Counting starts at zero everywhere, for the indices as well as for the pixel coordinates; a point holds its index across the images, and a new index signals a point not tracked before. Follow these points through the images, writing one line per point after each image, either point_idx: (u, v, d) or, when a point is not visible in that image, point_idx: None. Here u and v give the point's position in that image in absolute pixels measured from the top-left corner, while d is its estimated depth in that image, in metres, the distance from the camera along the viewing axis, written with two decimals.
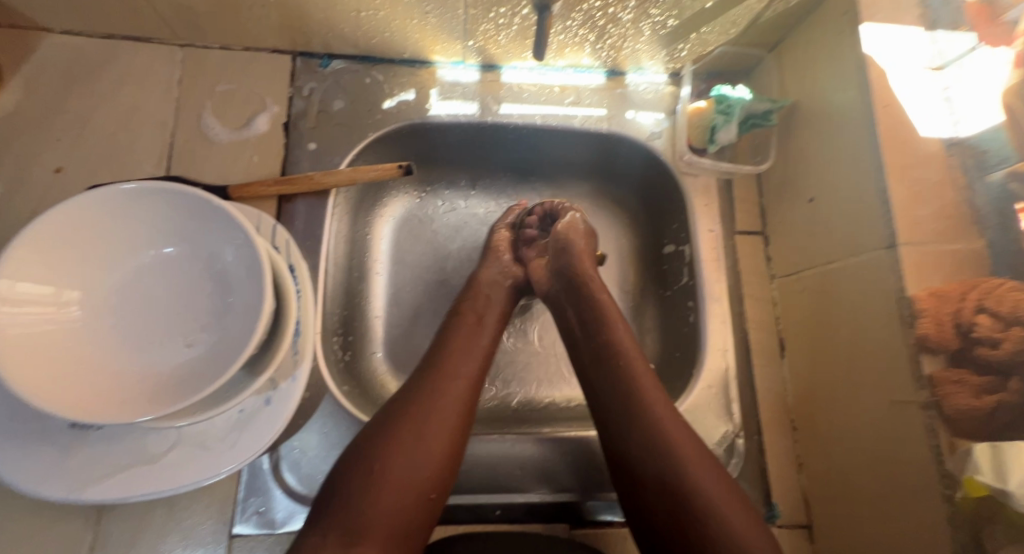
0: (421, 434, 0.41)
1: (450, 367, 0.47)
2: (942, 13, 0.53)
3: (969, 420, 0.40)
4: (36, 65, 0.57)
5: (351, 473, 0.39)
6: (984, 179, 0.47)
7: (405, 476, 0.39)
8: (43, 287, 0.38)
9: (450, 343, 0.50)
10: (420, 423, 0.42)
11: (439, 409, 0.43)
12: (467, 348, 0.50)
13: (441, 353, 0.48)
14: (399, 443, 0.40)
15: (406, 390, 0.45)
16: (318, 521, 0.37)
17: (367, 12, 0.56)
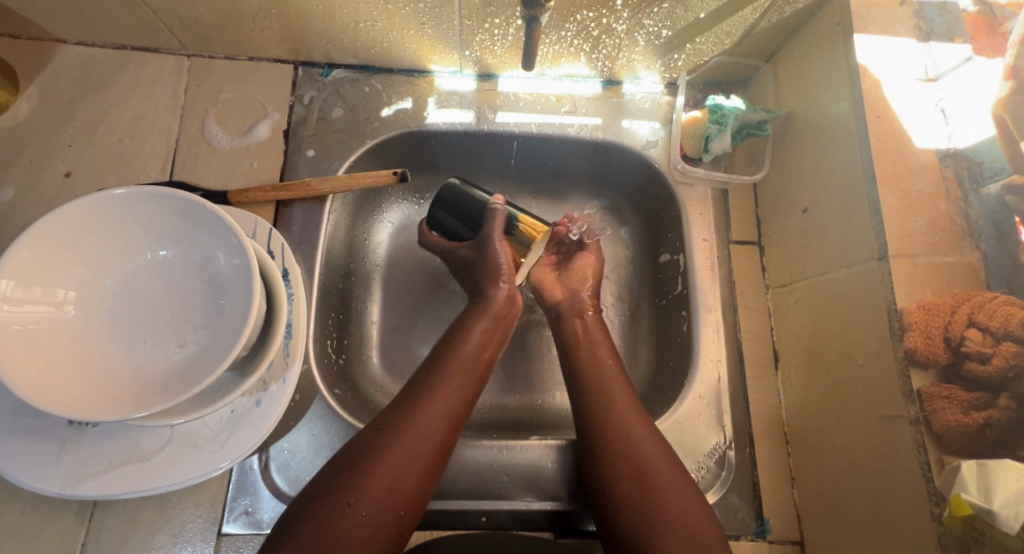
0: (395, 469, 0.41)
1: (439, 402, 0.46)
2: (938, 24, 0.52)
3: (958, 436, 0.39)
4: (50, 73, 0.60)
5: (322, 499, 0.39)
6: (980, 192, 0.46)
7: (375, 517, 0.39)
8: (41, 287, 0.39)
9: (441, 370, 0.48)
10: (400, 463, 0.42)
11: (415, 445, 0.43)
12: (460, 379, 0.48)
13: (426, 385, 0.47)
14: (370, 476, 0.40)
15: (386, 419, 0.45)
16: (283, 540, 0.37)
17: (366, 23, 0.57)
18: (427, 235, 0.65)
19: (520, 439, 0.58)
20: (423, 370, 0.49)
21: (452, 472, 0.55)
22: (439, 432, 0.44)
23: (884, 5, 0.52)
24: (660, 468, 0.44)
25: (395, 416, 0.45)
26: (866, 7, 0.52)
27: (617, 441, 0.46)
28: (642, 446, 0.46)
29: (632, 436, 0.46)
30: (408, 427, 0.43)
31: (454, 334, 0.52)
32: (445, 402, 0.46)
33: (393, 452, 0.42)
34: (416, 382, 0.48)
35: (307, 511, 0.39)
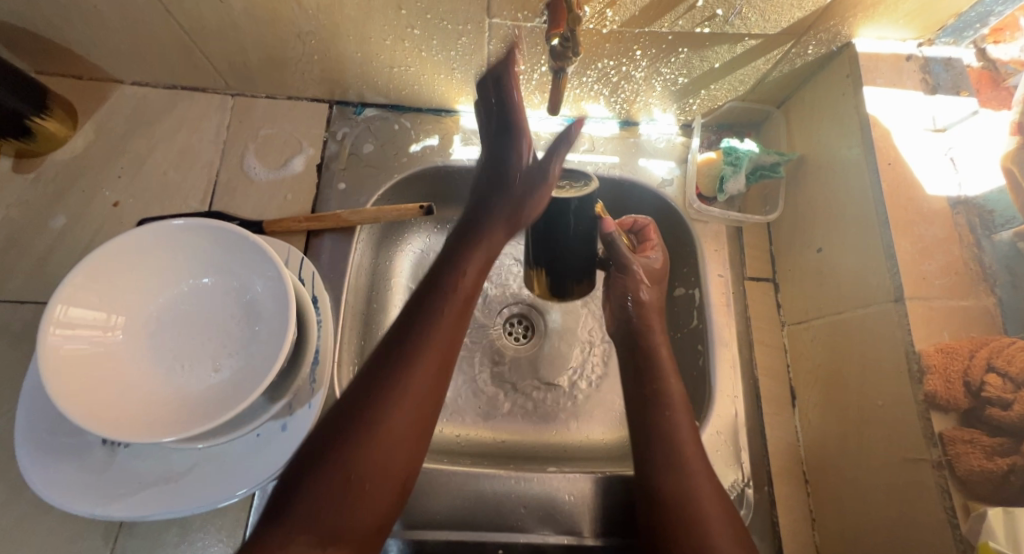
0: (390, 435, 0.40)
1: (430, 359, 0.43)
2: (944, 78, 0.54)
3: (982, 482, 0.39)
4: (106, 111, 0.64)
5: (318, 476, 0.38)
6: (992, 237, 0.47)
7: (376, 482, 0.39)
8: (92, 311, 0.42)
9: (428, 320, 0.45)
10: (397, 423, 0.40)
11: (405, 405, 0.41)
12: (448, 331, 0.45)
13: (412, 335, 0.44)
14: (369, 445, 0.39)
15: (376, 377, 0.42)
16: (283, 516, 0.37)
17: (399, 68, 0.61)
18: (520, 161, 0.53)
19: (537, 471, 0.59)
20: (409, 313, 0.46)
21: (471, 502, 0.55)
22: (429, 386, 0.43)
23: (891, 59, 0.55)
24: (695, 460, 0.47)
25: (387, 374, 0.42)
26: (875, 61, 0.54)
27: (660, 429, 0.49)
28: (688, 456, 0.47)
29: (675, 422, 0.49)
30: (402, 384, 0.41)
31: (444, 279, 0.47)
32: (438, 355, 0.44)
33: (391, 413, 0.40)
34: (404, 332, 0.44)
35: (304, 489, 0.38)
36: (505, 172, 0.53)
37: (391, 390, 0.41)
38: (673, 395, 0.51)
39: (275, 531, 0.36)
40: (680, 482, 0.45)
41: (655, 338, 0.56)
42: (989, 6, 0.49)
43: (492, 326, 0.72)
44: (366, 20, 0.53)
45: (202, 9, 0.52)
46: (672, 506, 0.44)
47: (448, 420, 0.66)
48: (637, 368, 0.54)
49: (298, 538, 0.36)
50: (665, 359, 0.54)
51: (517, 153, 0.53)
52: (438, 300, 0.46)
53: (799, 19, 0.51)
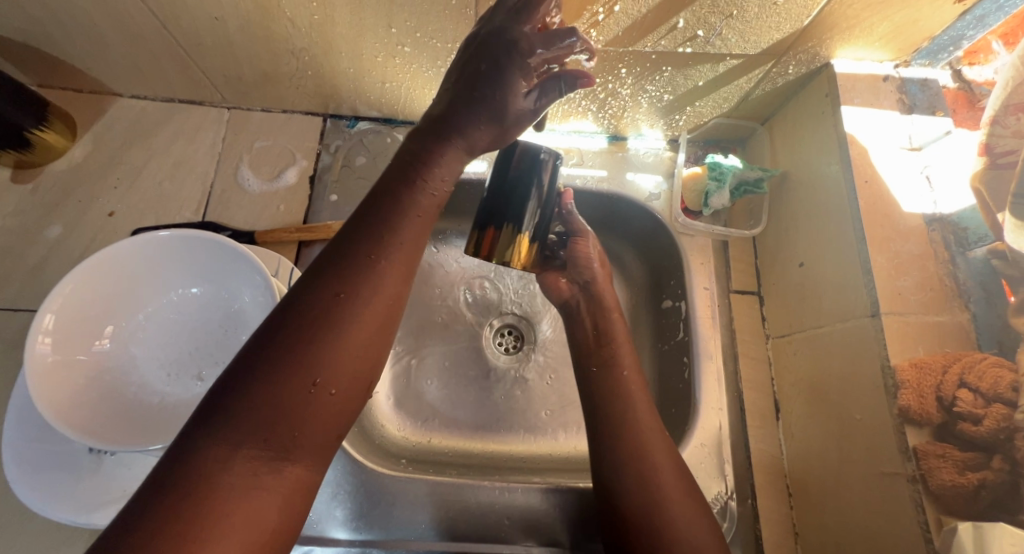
0: (359, 343, 0.32)
1: (404, 264, 0.35)
2: (920, 98, 0.56)
3: (955, 497, 0.40)
4: (105, 122, 0.66)
5: (269, 382, 0.29)
6: (967, 254, 0.48)
7: (344, 393, 0.32)
8: (81, 321, 0.43)
9: (398, 210, 0.36)
10: (359, 323, 0.32)
11: (376, 312, 0.33)
12: (415, 237, 0.36)
13: (382, 233, 0.35)
14: (335, 350, 0.31)
15: (335, 281, 0.33)
16: (219, 427, 0.28)
17: (391, 83, 0.63)
18: (512, 102, 0.39)
19: (521, 481, 0.59)
20: (365, 216, 0.36)
21: (454, 512, 0.56)
22: (393, 291, 0.34)
23: (869, 80, 0.56)
24: (655, 438, 0.46)
25: (344, 269, 0.33)
26: (852, 82, 0.56)
27: (614, 388, 0.49)
28: (645, 421, 0.47)
29: (628, 388, 0.49)
30: (366, 280, 0.33)
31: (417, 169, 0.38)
32: (408, 253, 0.36)
33: (352, 312, 0.32)
34: (365, 222, 0.36)
35: (240, 397, 0.28)
36: (488, 53, 0.38)
37: (361, 290, 0.33)
38: (626, 361, 0.51)
39: (210, 446, 0.27)
40: (635, 452, 0.45)
41: (612, 309, 0.56)
42: (961, 30, 0.51)
43: (483, 338, 0.72)
44: (357, 37, 0.54)
45: (198, 26, 0.53)
46: (628, 473, 0.44)
47: (437, 430, 0.67)
48: (595, 332, 0.54)
49: (245, 452, 0.28)
50: (617, 321, 0.55)
51: (520, 80, 0.38)
52: (411, 190, 0.37)
53: (778, 40, 0.52)
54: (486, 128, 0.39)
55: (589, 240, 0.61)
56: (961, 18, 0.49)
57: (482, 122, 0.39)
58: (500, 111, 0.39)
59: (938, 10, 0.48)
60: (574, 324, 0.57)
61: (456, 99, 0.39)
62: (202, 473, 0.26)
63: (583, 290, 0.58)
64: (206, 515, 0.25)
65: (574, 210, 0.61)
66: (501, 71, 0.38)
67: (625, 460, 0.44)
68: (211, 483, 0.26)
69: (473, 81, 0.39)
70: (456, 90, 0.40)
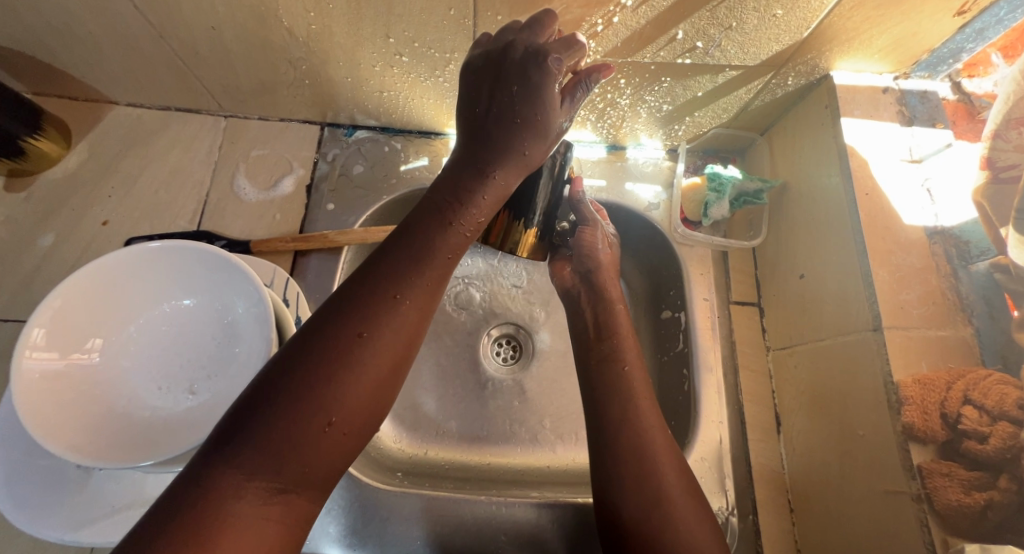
0: (375, 381, 0.33)
1: (424, 303, 0.37)
2: (920, 110, 0.56)
3: (962, 516, 0.39)
4: (101, 131, 0.65)
5: (286, 417, 0.30)
6: (969, 268, 0.48)
7: (354, 430, 0.32)
8: (69, 334, 0.42)
9: (424, 248, 0.38)
10: (376, 360, 0.33)
11: (394, 351, 0.34)
12: (436, 277, 0.38)
13: (407, 271, 0.36)
14: (352, 388, 0.32)
15: (358, 316, 0.33)
16: (233, 454, 0.28)
17: (389, 93, 0.62)
18: (550, 116, 0.42)
19: (518, 496, 0.58)
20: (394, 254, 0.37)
21: (449, 528, 0.55)
22: (411, 331, 0.35)
23: (868, 92, 0.56)
24: (662, 444, 0.44)
25: (367, 305, 0.34)
26: (852, 94, 0.56)
27: (619, 384, 0.48)
28: (649, 423, 0.46)
29: (631, 384, 0.48)
30: (386, 318, 0.34)
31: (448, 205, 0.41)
32: (429, 291, 0.37)
33: (371, 350, 0.33)
34: (392, 259, 0.37)
35: (256, 427, 0.29)
36: (517, 68, 0.40)
37: (382, 328, 0.34)
38: (630, 360, 0.51)
39: (224, 474, 0.28)
40: (641, 453, 0.43)
41: (615, 301, 0.57)
42: (961, 43, 0.51)
43: (480, 348, 0.71)
44: (354, 47, 0.54)
45: (195, 35, 0.53)
46: (631, 471, 0.42)
47: (434, 443, 0.66)
48: (596, 326, 0.54)
49: (256, 481, 0.29)
50: (621, 315, 0.55)
51: (553, 94, 0.41)
52: (441, 229, 0.40)
53: (777, 51, 0.52)
54: (537, 144, 0.43)
55: (596, 228, 0.60)
56: (960, 30, 0.49)
57: (529, 141, 0.42)
58: (542, 126, 0.42)
59: (938, 23, 0.48)
60: (576, 314, 0.57)
61: (493, 118, 0.42)
62: (210, 497, 0.27)
63: (586, 280, 0.59)
64: (213, 540, 0.26)
65: (584, 198, 0.62)
66: (534, 89, 0.40)
67: (628, 460, 0.43)
68: (222, 508, 0.27)
69: (508, 105, 0.41)
70: (492, 118, 0.42)
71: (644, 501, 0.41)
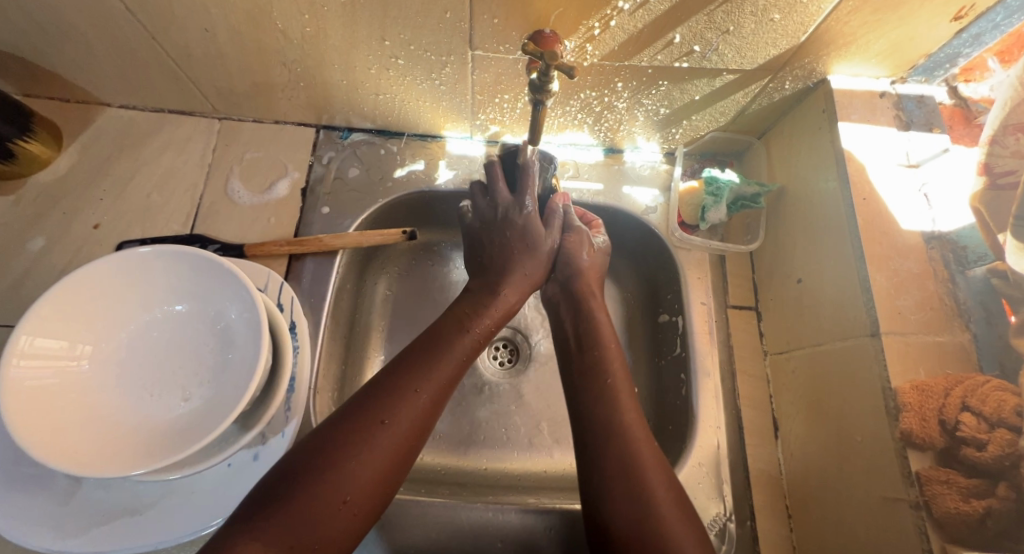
0: (383, 466, 0.39)
1: (431, 398, 0.43)
2: (917, 114, 0.56)
3: (960, 525, 0.39)
4: (93, 133, 0.65)
5: (307, 493, 0.35)
6: (967, 273, 0.48)
7: (359, 509, 0.37)
8: (58, 341, 0.41)
9: (442, 349, 0.47)
10: (390, 450, 0.39)
11: (402, 440, 0.40)
12: (444, 376, 0.45)
13: (420, 369, 0.44)
14: (363, 470, 0.38)
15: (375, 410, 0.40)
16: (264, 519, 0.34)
17: (385, 96, 0.62)
18: (539, 238, 0.57)
19: (514, 502, 0.57)
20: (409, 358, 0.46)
21: (445, 535, 0.54)
22: (424, 421, 0.42)
23: (866, 97, 0.56)
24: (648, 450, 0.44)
25: (383, 402, 0.41)
26: (849, 98, 0.56)
27: (603, 398, 0.48)
28: (634, 436, 0.45)
29: (614, 391, 0.49)
30: (402, 412, 0.41)
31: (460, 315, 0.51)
32: (437, 387, 0.44)
33: (387, 439, 0.39)
34: (407, 363, 0.45)
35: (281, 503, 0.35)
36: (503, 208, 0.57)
37: (393, 419, 0.40)
38: (614, 371, 0.50)
39: (246, 542, 0.33)
40: (628, 459, 0.43)
41: (599, 311, 0.56)
42: (958, 48, 0.51)
43: (477, 351, 0.71)
44: (350, 50, 0.53)
45: (188, 37, 0.52)
46: (620, 488, 0.41)
47: (430, 448, 0.65)
48: (578, 340, 0.54)
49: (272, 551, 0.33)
50: (604, 325, 0.55)
51: (534, 221, 0.57)
52: (450, 336, 0.48)
53: (774, 55, 0.52)
54: (530, 259, 0.57)
55: (582, 237, 0.60)
56: (957, 36, 0.49)
57: (529, 263, 0.57)
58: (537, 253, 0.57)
59: (935, 28, 0.48)
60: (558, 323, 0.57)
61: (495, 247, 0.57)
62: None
63: (567, 290, 0.58)
64: None
65: (569, 210, 0.62)
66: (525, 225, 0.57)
67: (614, 475, 0.42)
68: None
69: (503, 241, 0.57)
70: (496, 249, 0.57)
71: (634, 518, 0.40)
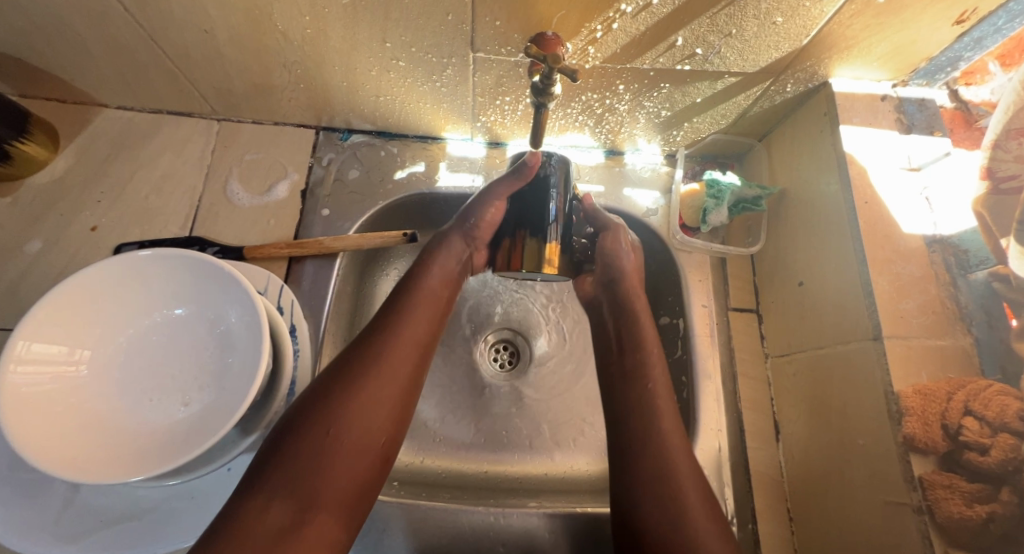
0: (365, 402, 0.41)
1: (404, 341, 0.46)
2: (918, 118, 0.56)
3: (964, 530, 0.39)
4: (90, 134, 0.64)
5: (298, 441, 0.38)
6: (968, 277, 0.48)
7: (354, 444, 0.40)
8: (56, 346, 0.41)
9: (400, 308, 0.49)
10: (378, 398, 0.42)
11: (382, 381, 0.43)
12: (412, 325, 0.48)
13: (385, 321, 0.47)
14: (347, 411, 0.40)
15: (347, 362, 0.44)
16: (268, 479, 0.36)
17: (386, 97, 0.61)
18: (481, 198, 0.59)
19: (515, 505, 0.57)
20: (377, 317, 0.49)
21: (447, 538, 0.54)
22: (397, 370, 0.44)
23: (867, 100, 0.56)
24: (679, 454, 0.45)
25: (355, 354, 0.44)
26: (851, 101, 0.56)
27: (642, 400, 0.49)
28: (667, 435, 0.46)
29: (654, 396, 0.49)
30: (379, 362, 0.44)
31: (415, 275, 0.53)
32: (407, 335, 0.47)
33: (370, 388, 0.42)
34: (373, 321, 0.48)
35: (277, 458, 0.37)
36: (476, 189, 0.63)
37: (367, 364, 0.43)
38: (656, 373, 0.50)
39: (250, 502, 0.35)
40: (659, 444, 0.45)
41: (643, 317, 0.55)
42: (959, 51, 0.51)
43: (478, 354, 0.71)
44: (351, 51, 0.53)
45: (187, 38, 0.52)
46: (654, 491, 0.42)
47: (430, 450, 0.65)
48: (620, 342, 0.55)
49: (276, 501, 0.35)
50: (644, 325, 0.55)
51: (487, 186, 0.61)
52: (409, 294, 0.51)
53: (776, 59, 0.52)
54: (458, 240, 0.56)
55: (618, 234, 0.58)
56: (959, 39, 0.49)
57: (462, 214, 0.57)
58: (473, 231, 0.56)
59: (937, 31, 0.48)
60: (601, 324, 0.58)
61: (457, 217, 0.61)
62: (239, 523, 0.34)
63: (606, 291, 0.58)
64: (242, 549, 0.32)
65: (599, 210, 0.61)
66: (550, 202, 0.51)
67: (649, 475, 0.43)
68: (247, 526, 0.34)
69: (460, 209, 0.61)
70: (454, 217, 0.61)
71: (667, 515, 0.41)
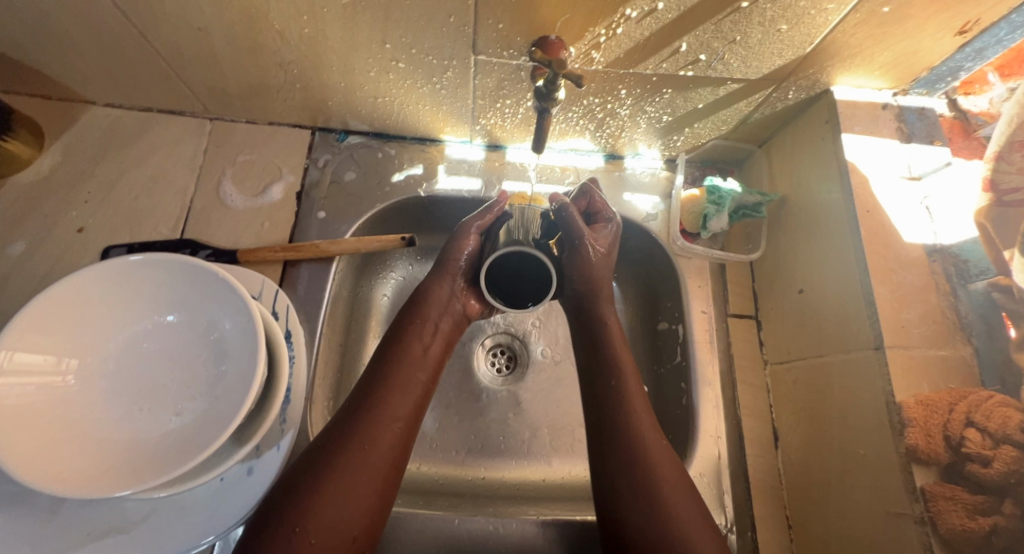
0: (352, 476, 0.41)
1: (394, 405, 0.46)
2: (918, 127, 0.56)
3: (965, 541, 0.39)
4: (77, 132, 0.62)
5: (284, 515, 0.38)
6: (968, 287, 0.48)
7: (339, 523, 0.39)
8: (42, 355, 0.39)
9: (389, 368, 0.48)
10: (364, 469, 0.42)
11: (368, 451, 0.42)
12: (404, 388, 0.47)
13: (375, 387, 0.46)
14: (332, 489, 0.40)
15: (338, 432, 0.43)
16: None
17: (384, 99, 0.60)
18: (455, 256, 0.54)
19: (515, 513, 0.57)
20: (370, 379, 0.48)
21: (446, 546, 0.53)
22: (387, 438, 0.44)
23: (868, 109, 0.56)
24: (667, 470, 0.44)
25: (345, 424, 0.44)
26: (852, 109, 0.56)
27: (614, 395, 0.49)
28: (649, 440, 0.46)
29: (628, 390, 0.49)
30: (365, 433, 0.43)
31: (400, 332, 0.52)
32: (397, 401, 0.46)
33: (354, 461, 0.41)
34: (365, 385, 0.47)
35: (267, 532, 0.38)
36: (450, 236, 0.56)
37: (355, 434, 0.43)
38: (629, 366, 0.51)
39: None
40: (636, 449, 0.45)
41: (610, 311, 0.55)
42: (960, 62, 0.51)
43: (474, 358, 0.70)
44: (349, 52, 0.52)
45: (179, 35, 0.50)
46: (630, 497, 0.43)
47: (427, 457, 0.64)
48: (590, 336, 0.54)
49: None
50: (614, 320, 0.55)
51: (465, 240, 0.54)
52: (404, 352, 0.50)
53: (779, 66, 0.52)
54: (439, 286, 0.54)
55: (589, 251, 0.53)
56: (961, 49, 0.49)
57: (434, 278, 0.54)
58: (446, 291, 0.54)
59: (940, 41, 0.48)
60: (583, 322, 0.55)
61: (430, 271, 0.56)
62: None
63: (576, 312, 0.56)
64: None
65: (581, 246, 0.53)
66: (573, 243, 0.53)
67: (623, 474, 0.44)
68: None
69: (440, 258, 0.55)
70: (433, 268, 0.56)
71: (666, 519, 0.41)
